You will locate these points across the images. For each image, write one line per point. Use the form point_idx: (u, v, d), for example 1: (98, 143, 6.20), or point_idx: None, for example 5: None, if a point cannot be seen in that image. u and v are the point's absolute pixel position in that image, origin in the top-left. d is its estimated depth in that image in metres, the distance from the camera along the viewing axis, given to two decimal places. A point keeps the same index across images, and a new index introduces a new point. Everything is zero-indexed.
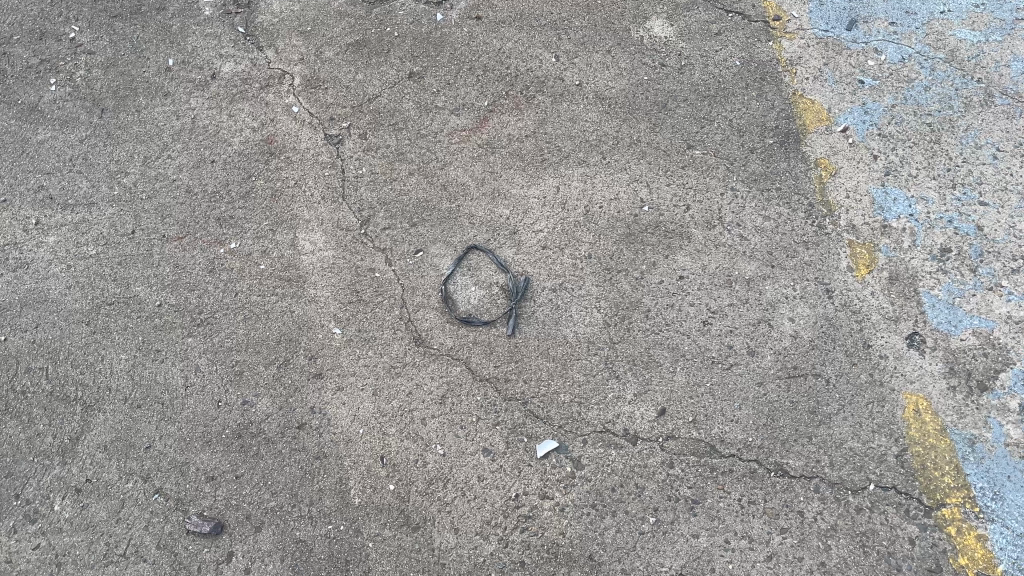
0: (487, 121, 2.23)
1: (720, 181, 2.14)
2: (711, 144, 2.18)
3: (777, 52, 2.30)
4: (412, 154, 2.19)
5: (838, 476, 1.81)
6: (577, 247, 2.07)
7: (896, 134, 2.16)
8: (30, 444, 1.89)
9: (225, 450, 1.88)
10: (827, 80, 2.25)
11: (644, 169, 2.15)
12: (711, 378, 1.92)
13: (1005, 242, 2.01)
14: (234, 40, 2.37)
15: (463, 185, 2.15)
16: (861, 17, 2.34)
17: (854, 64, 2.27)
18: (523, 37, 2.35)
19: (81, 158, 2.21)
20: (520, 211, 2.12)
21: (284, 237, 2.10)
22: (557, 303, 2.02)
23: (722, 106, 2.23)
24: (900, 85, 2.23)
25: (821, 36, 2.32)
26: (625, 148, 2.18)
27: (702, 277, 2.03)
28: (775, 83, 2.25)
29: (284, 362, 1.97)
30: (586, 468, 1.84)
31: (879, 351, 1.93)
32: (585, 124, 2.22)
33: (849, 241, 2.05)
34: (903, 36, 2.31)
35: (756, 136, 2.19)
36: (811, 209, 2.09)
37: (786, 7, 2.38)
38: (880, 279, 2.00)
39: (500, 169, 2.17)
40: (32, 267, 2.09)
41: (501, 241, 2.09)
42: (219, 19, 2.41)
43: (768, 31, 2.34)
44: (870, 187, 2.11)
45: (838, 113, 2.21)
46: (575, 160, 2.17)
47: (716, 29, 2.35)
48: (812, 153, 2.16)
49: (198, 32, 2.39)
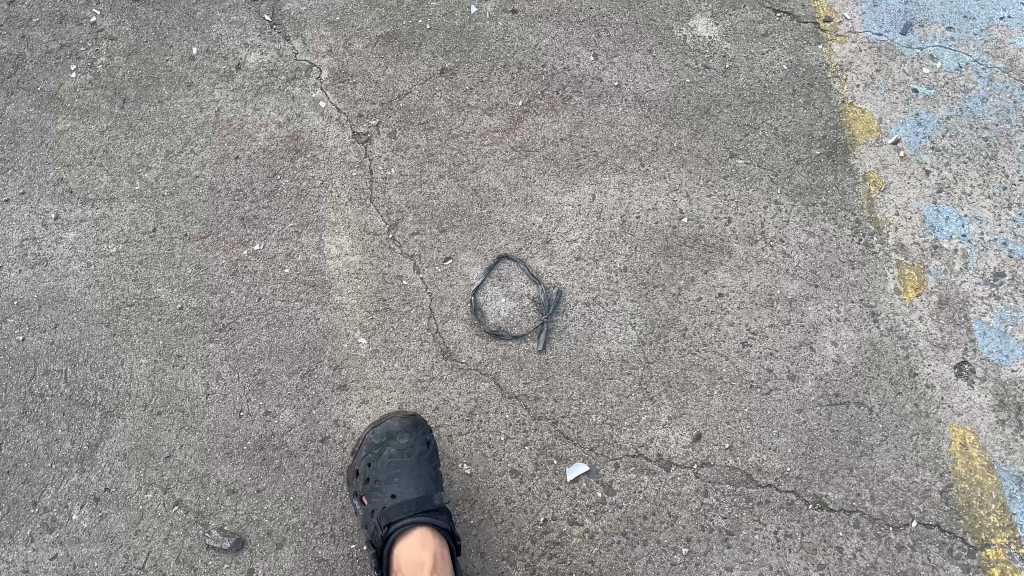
0: (522, 122, 2.14)
1: (763, 193, 2.04)
2: (754, 153, 2.09)
3: (827, 56, 2.19)
4: (442, 156, 2.11)
5: (878, 511, 1.75)
6: (612, 259, 2.00)
7: (951, 148, 2.06)
8: (48, 449, 1.85)
9: (247, 462, 1.83)
10: (880, 88, 2.14)
11: (684, 178, 2.07)
12: (749, 403, 1.86)
13: None
14: (259, 28, 2.28)
15: (495, 190, 2.07)
16: (916, 20, 2.23)
17: (908, 71, 2.16)
18: (561, 33, 2.25)
19: (102, 151, 2.14)
20: (554, 219, 2.04)
21: (309, 240, 2.03)
22: (591, 317, 1.94)
23: (767, 113, 2.13)
24: (957, 95, 2.13)
25: (874, 39, 2.21)
26: (664, 155, 2.09)
27: (742, 295, 1.95)
28: (823, 90, 2.15)
29: (308, 372, 1.91)
30: (618, 494, 1.78)
31: (925, 380, 1.85)
32: (623, 129, 2.12)
33: (897, 261, 1.96)
34: (961, 43, 2.19)
35: (803, 147, 2.09)
36: (858, 226, 2.00)
37: (838, 7, 2.26)
38: (929, 303, 1.92)
39: (534, 173, 2.09)
40: (51, 264, 2.03)
41: (534, 250, 2.01)
42: (245, 5, 2.32)
43: (818, 32, 2.23)
44: (921, 204, 2.01)
45: (890, 124, 2.10)
46: (612, 166, 2.09)
47: (763, 29, 2.24)
48: (861, 166, 2.06)
49: (223, 19, 2.30)
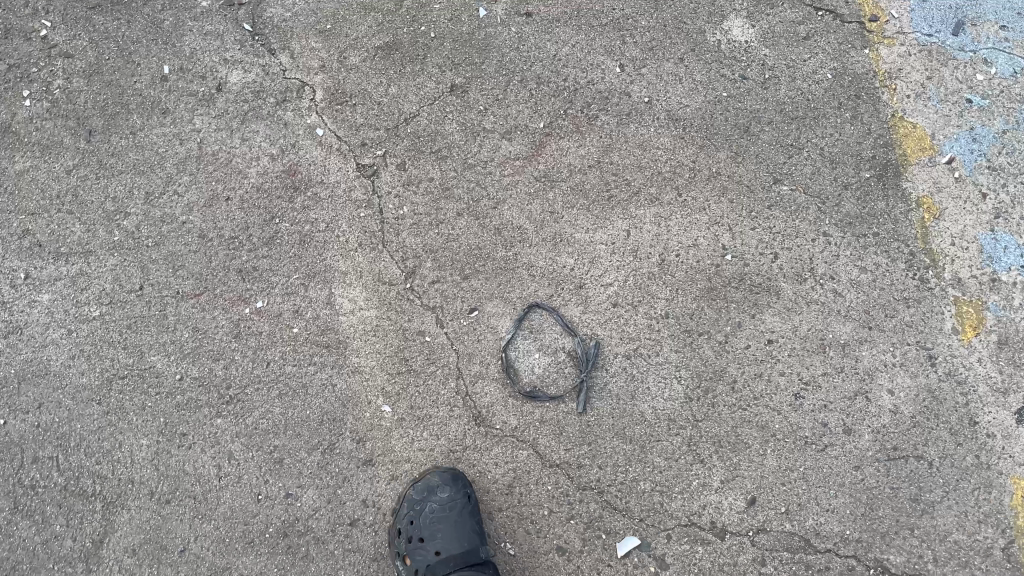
0: (545, 148, 1.93)
1: (811, 224, 1.88)
2: (800, 178, 1.91)
3: (873, 61, 2.00)
4: (459, 190, 1.90)
5: (943, 574, 1.68)
6: (652, 304, 1.83)
7: (1008, 167, 1.92)
8: (47, 548, 1.70)
9: (270, 553, 1.69)
10: (931, 99, 1.97)
11: (725, 209, 1.89)
12: (804, 461, 1.75)
13: None
14: (240, 40, 2.00)
15: (520, 229, 1.87)
16: (969, 17, 2.03)
17: (962, 78, 1.98)
18: (582, 39, 2.01)
19: (71, 195, 1.90)
20: (586, 260, 1.85)
21: (318, 293, 1.83)
22: (633, 372, 1.80)
23: (812, 131, 1.94)
24: (1012, 106, 1.96)
25: (924, 41, 2.02)
26: (703, 182, 1.90)
27: (792, 341, 1.82)
28: (872, 102, 1.97)
29: (328, 447, 1.75)
30: (672, 568, 1.69)
31: (986, 429, 1.76)
32: (657, 153, 1.92)
33: (954, 297, 1.84)
34: (1016, 44, 2.01)
35: (851, 169, 1.92)
36: (913, 259, 1.86)
37: (884, 3, 2.06)
38: (988, 343, 1.81)
39: (561, 208, 1.88)
40: (26, 333, 1.82)
41: (566, 297, 1.83)
42: (220, 11, 2.03)
43: (863, 34, 2.03)
44: (978, 232, 1.87)
45: (943, 140, 1.94)
46: (646, 197, 1.89)
47: (804, 31, 2.03)
48: (914, 190, 1.91)
49: (195, 29, 2.02)
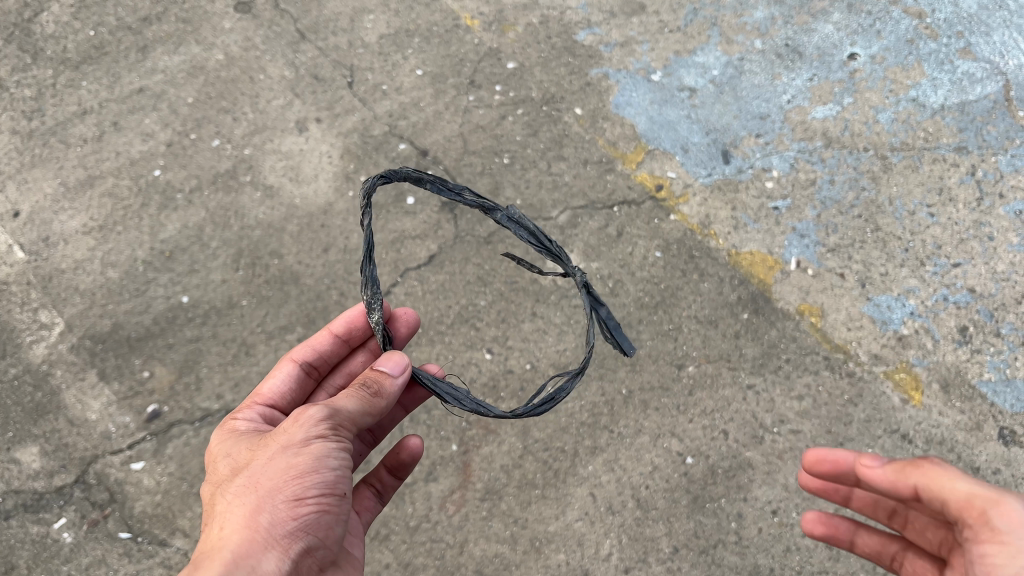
0: (470, 468, 1.84)
1: (732, 386, 1.90)
2: (696, 351, 1.93)
3: (644, 181, 2.17)
4: (420, 560, 1.78)
5: None
6: (648, 516, 1.79)
7: (842, 243, 2.05)
8: None
9: None
10: (747, 222, 2.09)
11: (643, 393, 1.90)
12: None
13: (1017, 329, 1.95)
14: (125, 551, 1.83)
15: (479, 517, 1.80)
16: (727, 143, 2.21)
17: (759, 194, 2.12)
18: (441, 348, 1.98)
19: None
20: (566, 505, 1.81)
21: None
22: (659, 570, 1.75)
23: (678, 307, 1.98)
24: (860, 242, 2.05)
25: (708, 182, 2.15)
26: (600, 383, 1.91)
27: (792, 499, 1.80)
28: (706, 255, 2.05)
29: None
30: None
31: (991, 468, 1.82)
32: (569, 406, 1.89)
33: (884, 373, 1.91)
34: (838, 203, 2.10)
35: (730, 319, 1.97)
36: (830, 361, 1.92)
37: (659, 170, 2.19)
38: (936, 393, 1.88)
39: (527, 497, 1.82)
40: None
41: (599, 535, 1.78)
42: (88, 537, 1.85)
43: (660, 205, 2.13)
44: (861, 306, 1.98)
45: (819, 298, 1.99)
46: (567, 412, 1.89)
47: (603, 194, 2.15)
48: (789, 304, 1.99)
49: (76, 569, 1.83)
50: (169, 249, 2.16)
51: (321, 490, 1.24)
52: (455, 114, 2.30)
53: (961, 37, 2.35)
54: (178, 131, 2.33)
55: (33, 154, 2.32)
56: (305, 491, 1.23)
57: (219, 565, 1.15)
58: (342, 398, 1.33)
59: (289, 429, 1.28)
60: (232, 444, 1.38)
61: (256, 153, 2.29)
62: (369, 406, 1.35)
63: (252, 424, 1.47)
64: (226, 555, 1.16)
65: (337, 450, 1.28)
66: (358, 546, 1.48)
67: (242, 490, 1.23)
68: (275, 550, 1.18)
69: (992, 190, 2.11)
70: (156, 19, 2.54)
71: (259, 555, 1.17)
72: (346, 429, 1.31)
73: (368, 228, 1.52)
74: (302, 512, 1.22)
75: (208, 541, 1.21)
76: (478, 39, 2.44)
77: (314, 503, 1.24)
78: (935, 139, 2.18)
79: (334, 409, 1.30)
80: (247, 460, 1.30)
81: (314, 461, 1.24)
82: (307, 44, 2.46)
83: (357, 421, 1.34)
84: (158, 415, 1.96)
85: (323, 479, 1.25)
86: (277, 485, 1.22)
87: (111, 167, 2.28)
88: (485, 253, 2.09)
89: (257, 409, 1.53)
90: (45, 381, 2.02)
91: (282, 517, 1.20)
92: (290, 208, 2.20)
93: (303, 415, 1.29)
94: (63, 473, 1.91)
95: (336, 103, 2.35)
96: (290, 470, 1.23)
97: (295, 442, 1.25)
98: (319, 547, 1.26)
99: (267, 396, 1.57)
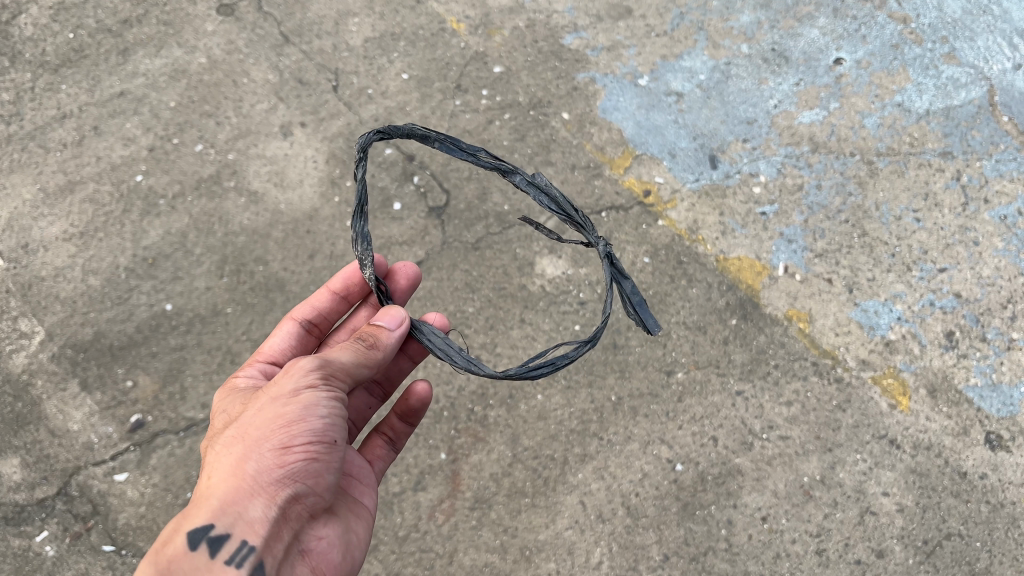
0: (459, 477, 1.83)
1: (722, 392, 1.90)
2: (685, 357, 1.93)
3: (632, 185, 2.17)
4: (409, 570, 1.76)
5: None
6: (639, 524, 1.79)
7: (829, 247, 2.06)
8: None
9: None
10: (735, 228, 2.09)
11: (632, 400, 1.89)
12: None
13: (1002, 334, 1.97)
14: (110, 563, 1.81)
15: (469, 524, 1.79)
16: (715, 148, 2.21)
17: (746, 199, 2.12)
18: None
19: None
20: (557, 514, 1.80)
21: None
22: None
23: (667, 313, 1.98)
24: (847, 246, 2.06)
25: (696, 187, 2.15)
26: (590, 392, 1.89)
27: (781, 505, 1.80)
28: (694, 260, 2.05)
29: None
30: None
31: (977, 473, 1.83)
32: (558, 414, 1.88)
33: (872, 379, 1.92)
34: (825, 207, 2.11)
35: (719, 325, 1.97)
36: (818, 366, 1.93)
37: (647, 175, 2.18)
38: (923, 398, 1.89)
39: (517, 505, 1.81)
40: None
41: (589, 544, 1.78)
42: (71, 550, 1.82)
43: (648, 210, 2.12)
44: (848, 311, 1.98)
45: (807, 302, 2.00)
46: (556, 420, 1.87)
47: (591, 199, 2.14)
48: (778, 310, 1.99)
49: None
50: (152, 256, 2.13)
51: (311, 437, 1.22)
52: (441, 118, 2.29)
53: (945, 42, 2.36)
54: (161, 136, 2.30)
55: (11, 159, 2.28)
56: (292, 439, 1.20)
57: (207, 513, 1.15)
58: (336, 352, 1.33)
59: (281, 380, 1.27)
60: (230, 401, 1.39)
61: (240, 158, 2.26)
62: (365, 358, 1.34)
63: (252, 380, 1.46)
64: (213, 503, 1.16)
65: (328, 399, 1.26)
66: (366, 497, 1.46)
67: (231, 440, 1.23)
68: (261, 497, 1.17)
69: (977, 195, 2.12)
70: (136, 21, 2.50)
71: (245, 501, 1.16)
72: (339, 381, 1.30)
73: (361, 183, 1.47)
74: (290, 460, 1.19)
75: (200, 491, 1.21)
76: (464, 43, 2.42)
77: (305, 450, 1.21)
78: (921, 144, 2.19)
79: (325, 360, 1.29)
80: (241, 413, 1.30)
81: (302, 409, 1.22)
82: (292, 48, 2.43)
83: (352, 373, 1.33)
84: (141, 425, 1.93)
85: (313, 427, 1.22)
86: (265, 434, 1.21)
87: (91, 173, 2.24)
88: (472, 259, 2.08)
89: (258, 365, 1.53)
90: (25, 392, 1.98)
91: (269, 465, 1.18)
92: (275, 213, 2.17)
93: (295, 367, 1.28)
94: (45, 485, 1.88)
95: (321, 107, 2.32)
96: (278, 419, 1.21)
97: (285, 392, 1.25)
98: (310, 495, 1.23)
99: (269, 352, 1.57)
